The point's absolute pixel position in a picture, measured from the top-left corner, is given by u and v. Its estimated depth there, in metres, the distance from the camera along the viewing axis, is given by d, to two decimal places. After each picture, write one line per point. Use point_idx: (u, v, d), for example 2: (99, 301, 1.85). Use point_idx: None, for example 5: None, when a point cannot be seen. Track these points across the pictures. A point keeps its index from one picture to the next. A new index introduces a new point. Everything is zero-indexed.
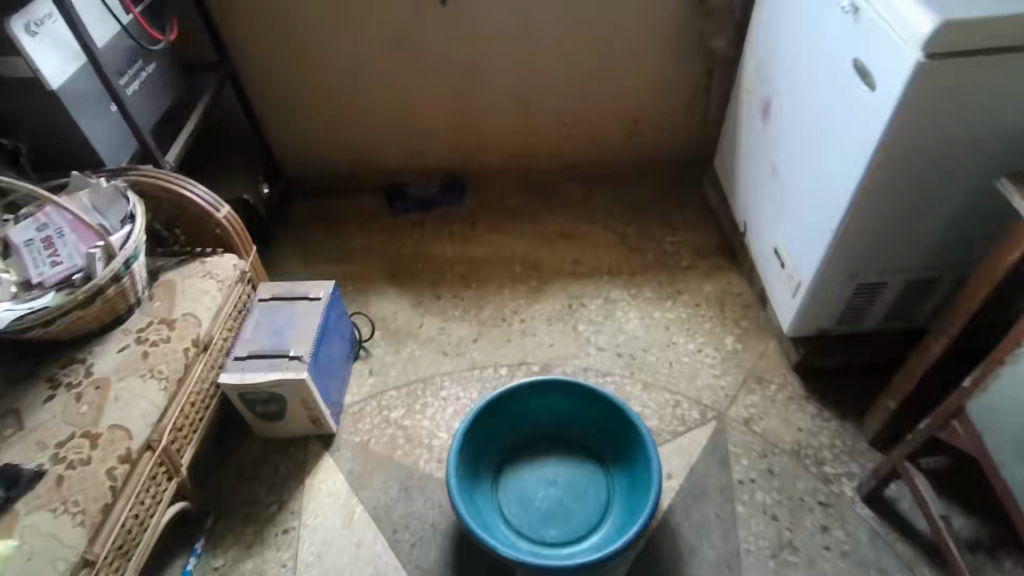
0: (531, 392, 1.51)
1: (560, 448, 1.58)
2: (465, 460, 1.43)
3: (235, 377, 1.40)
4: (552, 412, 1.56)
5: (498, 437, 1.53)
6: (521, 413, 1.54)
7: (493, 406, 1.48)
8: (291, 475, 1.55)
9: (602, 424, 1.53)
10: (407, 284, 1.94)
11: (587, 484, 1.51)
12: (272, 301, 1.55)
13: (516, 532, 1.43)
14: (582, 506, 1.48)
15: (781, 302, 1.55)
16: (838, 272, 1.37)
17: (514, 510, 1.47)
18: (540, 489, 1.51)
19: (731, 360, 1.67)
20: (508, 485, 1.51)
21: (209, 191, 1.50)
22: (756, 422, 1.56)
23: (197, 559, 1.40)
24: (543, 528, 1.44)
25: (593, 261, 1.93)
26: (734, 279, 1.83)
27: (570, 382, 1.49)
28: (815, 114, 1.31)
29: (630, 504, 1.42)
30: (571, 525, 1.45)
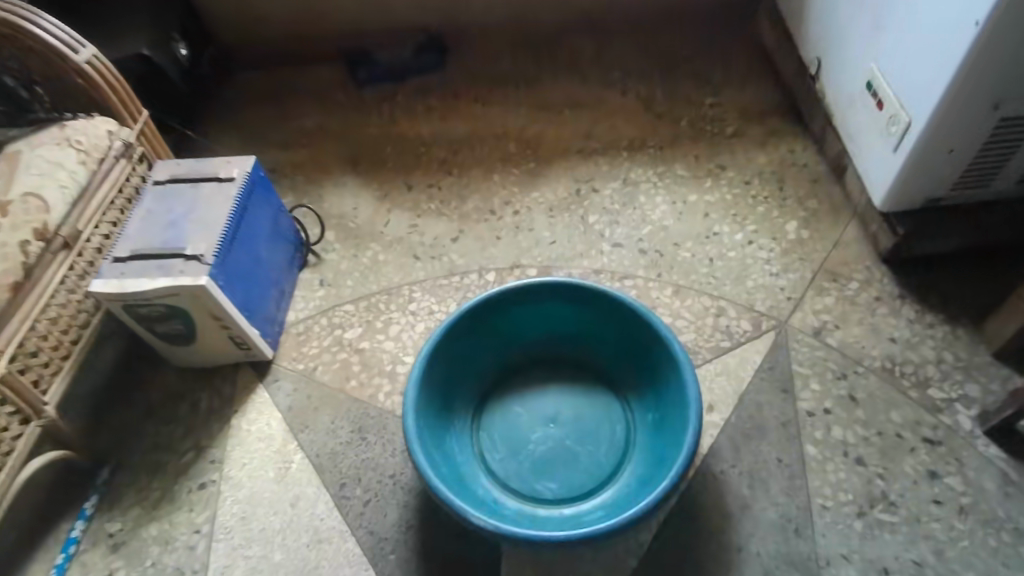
0: (520, 299, 1.10)
1: (562, 374, 1.18)
2: (432, 391, 1.05)
3: (110, 285, 1.02)
4: (551, 326, 1.16)
5: (479, 360, 1.14)
6: (509, 329, 1.15)
7: (468, 319, 1.08)
8: (213, 414, 1.19)
9: (618, 339, 1.13)
10: (370, 174, 1.52)
11: (598, 421, 1.13)
12: (168, 184, 1.14)
13: (501, 486, 1.07)
14: (592, 450, 1.10)
15: (879, 155, 1.10)
16: (979, 91, 0.92)
17: (500, 456, 1.10)
18: (535, 428, 1.13)
19: (794, 253, 1.24)
20: (492, 423, 1.14)
21: (64, 26, 1.08)
22: (830, 333, 1.14)
23: (87, 524, 1.08)
24: (539, 481, 1.07)
25: (609, 134, 1.49)
26: (797, 148, 1.37)
27: (572, 284, 1.08)
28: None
29: (657, 448, 1.04)
30: (577, 477, 1.07)
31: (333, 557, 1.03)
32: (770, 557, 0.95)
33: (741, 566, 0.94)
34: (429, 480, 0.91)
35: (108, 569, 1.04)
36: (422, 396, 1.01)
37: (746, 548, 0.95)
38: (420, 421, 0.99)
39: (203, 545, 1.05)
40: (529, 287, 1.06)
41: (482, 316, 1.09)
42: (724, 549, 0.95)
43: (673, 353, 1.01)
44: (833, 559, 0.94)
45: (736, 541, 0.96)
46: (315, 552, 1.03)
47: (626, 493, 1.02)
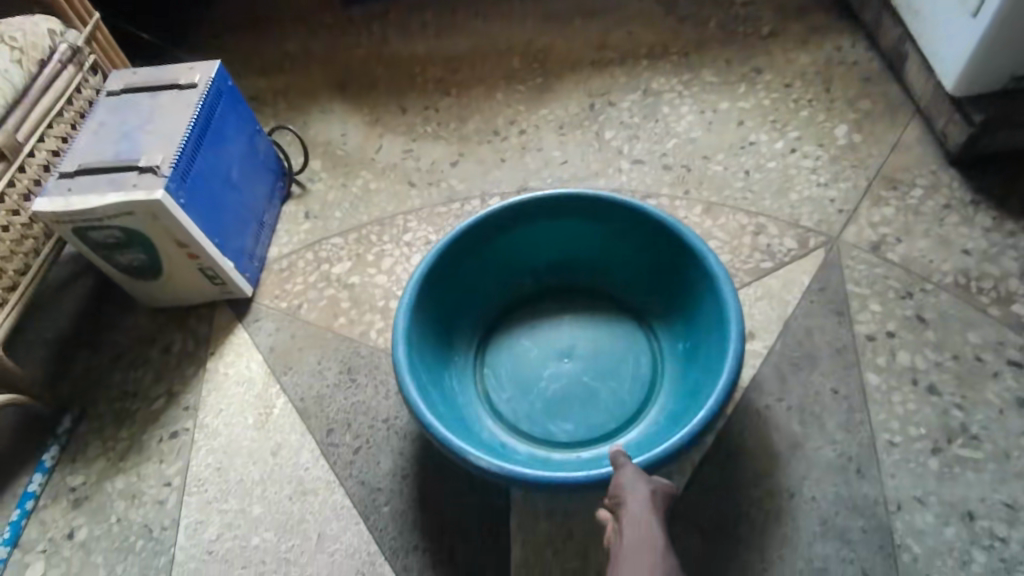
0: (526, 215, 0.95)
1: (576, 302, 1.03)
2: (427, 320, 0.91)
3: (55, 204, 0.89)
4: (564, 248, 1.01)
5: (481, 288, 1.00)
6: (515, 252, 1.00)
7: (466, 238, 0.93)
8: (187, 357, 1.06)
9: (643, 260, 0.98)
10: (359, 99, 1.37)
11: (620, 354, 0.98)
12: (123, 94, 1.00)
13: (508, 428, 0.93)
14: (613, 387, 0.95)
15: (958, 25, 0.94)
16: None
17: (507, 396, 0.96)
18: (546, 363, 0.98)
19: (844, 160, 1.07)
20: (497, 359, 0.99)
21: None
22: (891, 248, 0.97)
23: (47, 478, 0.96)
24: (553, 423, 0.93)
25: (626, 42, 1.31)
26: (844, 45, 1.19)
27: (586, 194, 0.92)
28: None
29: (688, 380, 0.89)
30: (596, 417, 0.93)
31: (320, 510, 0.90)
32: (829, 501, 0.80)
33: (794, 512, 0.80)
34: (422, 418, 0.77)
35: (69, 526, 0.92)
36: (415, 327, 0.87)
37: (798, 491, 0.81)
38: (414, 354, 0.85)
39: (174, 499, 0.93)
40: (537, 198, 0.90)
41: (483, 236, 0.94)
42: (773, 494, 0.81)
43: (707, 268, 0.85)
44: (905, 503, 0.79)
45: (787, 484, 0.81)
46: (299, 505, 0.91)
47: (654, 431, 0.88)
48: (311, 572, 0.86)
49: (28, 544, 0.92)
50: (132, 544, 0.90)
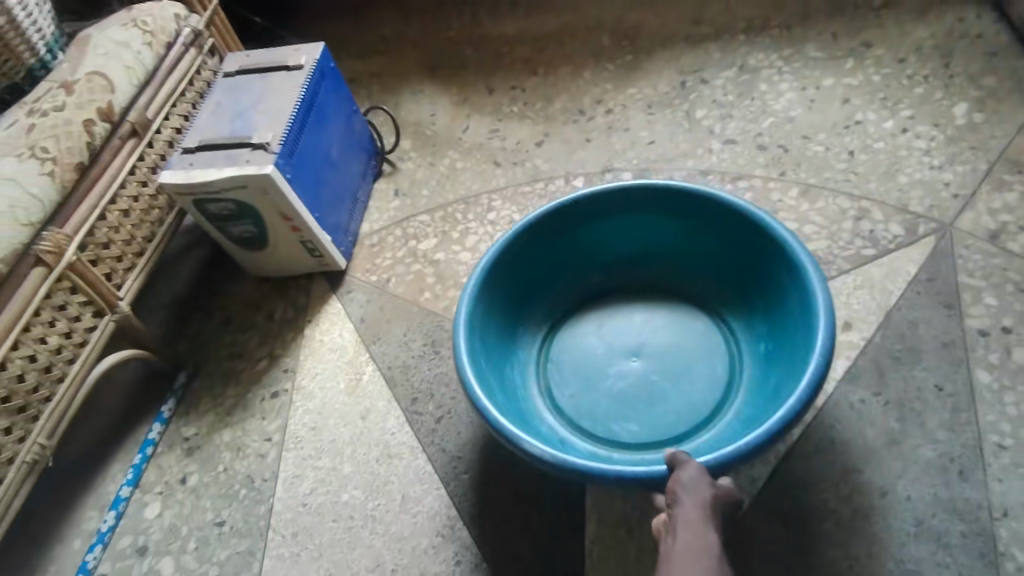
0: (601, 206, 0.95)
1: (649, 300, 1.02)
2: (493, 306, 0.92)
3: (179, 176, 0.97)
4: (641, 243, 1.00)
5: (549, 281, 1.00)
6: (588, 245, 0.99)
7: (537, 227, 0.94)
8: (287, 324, 1.14)
9: (726, 255, 0.95)
10: (449, 80, 1.40)
11: (693, 354, 0.95)
12: (236, 75, 1.08)
13: (571, 424, 0.92)
14: (685, 387, 0.92)
15: None
16: None
17: (570, 392, 0.95)
18: (614, 361, 0.96)
19: (963, 141, 0.99)
20: (561, 355, 0.99)
21: None
22: (1012, 236, 0.90)
23: (165, 427, 1.06)
24: (619, 423, 0.91)
25: (723, 18, 1.26)
26: (968, 17, 1.10)
27: (664, 185, 0.91)
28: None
29: (768, 384, 0.85)
30: (665, 419, 0.90)
31: (404, 473, 0.95)
32: (926, 502, 0.76)
33: (885, 511, 0.76)
34: (483, 403, 0.77)
35: (183, 472, 1.02)
36: (479, 312, 0.88)
37: (892, 489, 0.77)
38: (477, 338, 0.86)
39: (274, 454, 1.00)
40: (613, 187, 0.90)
41: (554, 226, 0.94)
42: (863, 490, 0.78)
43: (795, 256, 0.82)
44: (1013, 510, 0.74)
45: (879, 481, 0.78)
46: (385, 467, 0.96)
47: (728, 434, 0.84)
48: (394, 530, 0.91)
49: (147, 485, 1.01)
50: (236, 491, 0.98)
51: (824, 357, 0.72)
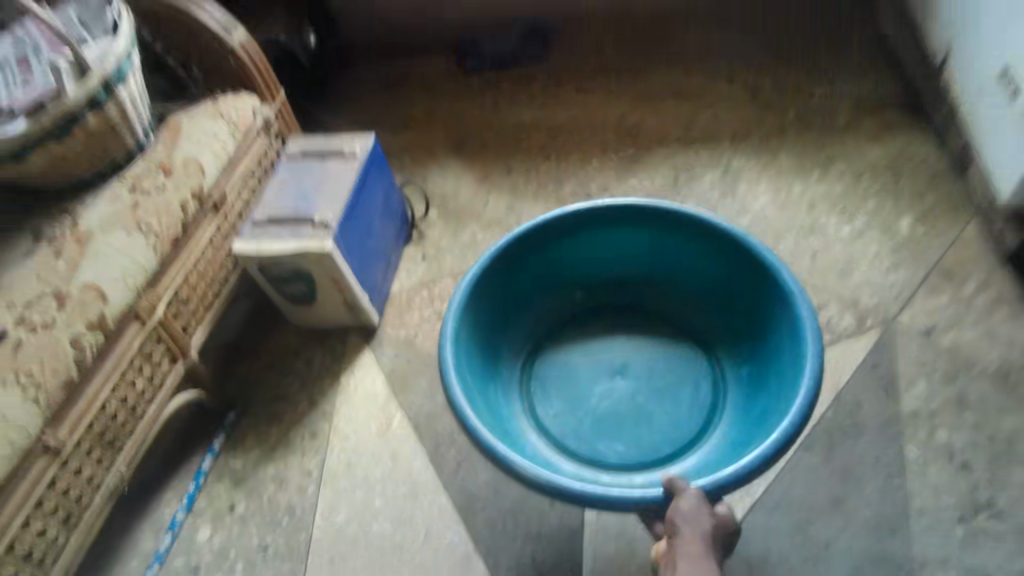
0: (583, 229, 1.11)
1: (630, 322, 1.20)
2: (485, 315, 1.07)
3: (249, 246, 1.15)
4: (622, 264, 1.18)
5: (535, 300, 1.17)
6: (569, 267, 1.17)
7: (523, 250, 1.09)
8: (325, 371, 1.30)
9: (700, 275, 1.13)
10: (472, 158, 1.59)
11: (671, 376, 1.13)
12: (299, 158, 1.28)
13: (563, 438, 1.08)
14: (668, 406, 1.10)
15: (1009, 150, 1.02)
16: None
17: (557, 407, 1.11)
18: (597, 382, 1.14)
19: (906, 250, 1.19)
20: (547, 373, 1.16)
21: (224, 12, 1.22)
22: (942, 334, 1.09)
23: (215, 460, 1.21)
24: (607, 441, 1.07)
25: (711, 124, 1.48)
26: (914, 142, 1.32)
27: (647, 209, 1.07)
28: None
29: (753, 404, 1.00)
30: (648, 441, 1.07)
31: (428, 509, 1.10)
32: (861, 552, 0.93)
33: (828, 559, 0.93)
34: (472, 421, 0.87)
35: (231, 500, 1.16)
36: (472, 333, 1.03)
37: (835, 542, 0.94)
38: (468, 355, 1.01)
39: (313, 487, 1.16)
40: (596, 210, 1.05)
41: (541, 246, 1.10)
42: (812, 541, 0.95)
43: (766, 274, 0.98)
44: (930, 563, 0.91)
45: (825, 534, 0.95)
46: (411, 503, 1.11)
47: (719, 457, 0.99)
48: (419, 560, 1.06)
49: (199, 510, 1.16)
50: (279, 519, 1.13)
51: (812, 384, 0.84)
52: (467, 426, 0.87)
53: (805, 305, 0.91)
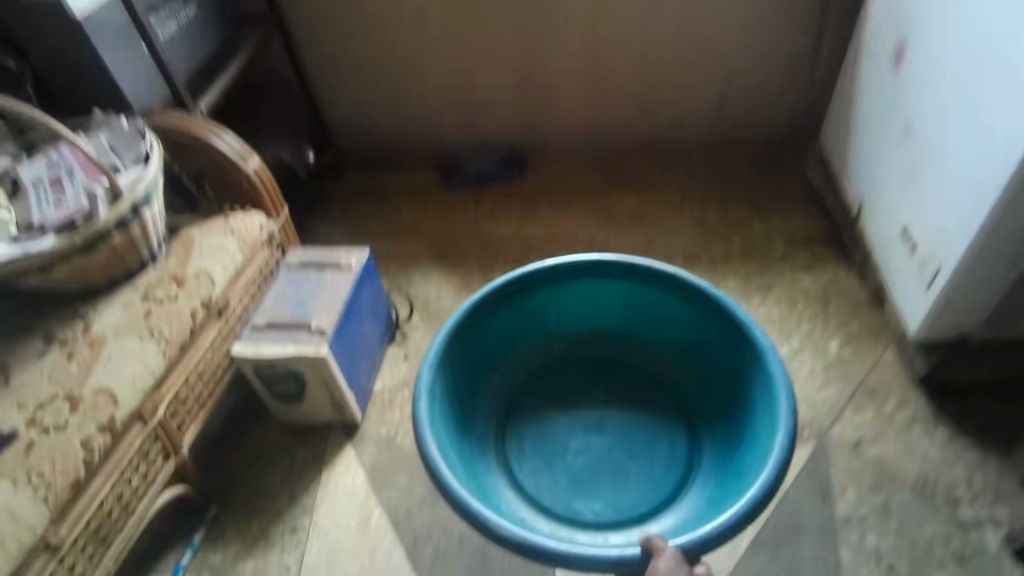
0: (559, 284, 1.26)
1: (603, 376, 1.35)
2: (462, 366, 1.20)
3: (249, 349, 1.25)
4: (595, 320, 1.34)
5: (515, 354, 1.32)
6: (547, 321, 1.33)
7: (503, 304, 1.23)
8: (307, 467, 1.36)
9: (669, 328, 1.29)
10: (451, 265, 1.72)
11: (645, 432, 1.27)
12: (298, 267, 1.40)
13: (542, 491, 1.20)
14: (644, 462, 1.23)
15: (917, 298, 1.20)
16: (994, 256, 1.04)
17: (534, 462, 1.24)
18: (572, 437, 1.27)
19: (835, 369, 1.36)
20: (527, 425, 1.29)
21: (240, 140, 1.36)
22: (868, 446, 1.25)
23: (194, 554, 1.24)
24: (584, 498, 1.19)
25: (667, 247, 1.65)
26: (840, 273, 1.52)
27: (625, 264, 1.22)
28: (970, 43, 0.98)
29: (730, 458, 1.13)
30: (625, 498, 1.18)
31: None
32: None
33: None
34: (448, 478, 0.97)
35: None
36: (452, 389, 1.16)
37: None
38: (448, 412, 1.13)
39: None
40: (567, 269, 1.21)
41: (517, 300, 1.24)
42: None
43: (732, 328, 1.14)
44: None
45: None
46: None
47: (696, 509, 1.11)
48: None
49: None
50: None
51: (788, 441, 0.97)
52: (442, 482, 0.97)
53: (778, 359, 1.05)
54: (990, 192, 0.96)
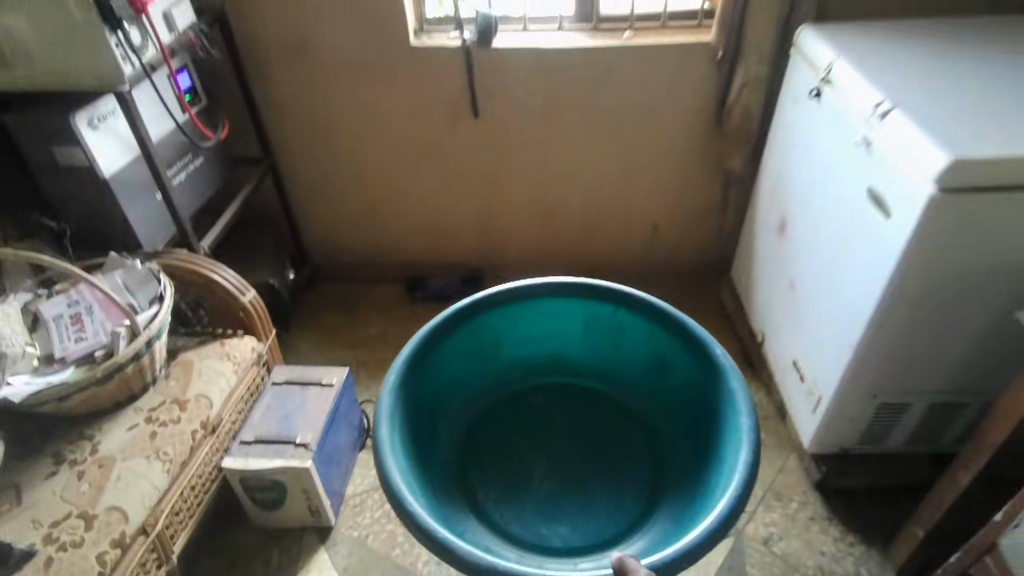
0: (519, 310, 1.39)
1: (566, 401, 1.46)
2: (424, 390, 1.29)
3: (238, 462, 1.40)
4: (555, 347, 1.47)
5: (478, 380, 1.44)
6: (508, 350, 1.45)
7: (463, 333, 1.35)
8: (282, 569, 1.49)
9: (628, 353, 1.43)
10: None
11: (610, 457, 1.36)
12: (283, 385, 1.58)
13: (509, 517, 1.26)
14: (609, 488, 1.31)
15: (804, 419, 1.47)
16: (859, 393, 1.31)
17: (499, 487, 1.31)
18: (536, 465, 1.35)
19: None
20: (492, 451, 1.37)
21: (237, 275, 1.55)
22: (775, 543, 1.47)
23: None
24: (552, 525, 1.25)
25: None
26: (752, 388, 1.78)
27: (581, 285, 1.36)
28: (823, 241, 1.31)
29: (692, 475, 1.23)
30: (590, 523, 1.25)
31: None
32: None
33: None
34: (412, 504, 1.02)
35: None
36: (415, 407, 1.25)
37: None
38: (410, 440, 1.20)
39: None
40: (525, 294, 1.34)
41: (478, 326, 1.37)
42: None
43: (694, 349, 1.27)
44: None
45: None
46: None
47: (663, 528, 1.17)
48: None
49: None
50: None
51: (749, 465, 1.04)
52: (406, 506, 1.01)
53: (739, 380, 1.17)
54: (847, 347, 1.25)
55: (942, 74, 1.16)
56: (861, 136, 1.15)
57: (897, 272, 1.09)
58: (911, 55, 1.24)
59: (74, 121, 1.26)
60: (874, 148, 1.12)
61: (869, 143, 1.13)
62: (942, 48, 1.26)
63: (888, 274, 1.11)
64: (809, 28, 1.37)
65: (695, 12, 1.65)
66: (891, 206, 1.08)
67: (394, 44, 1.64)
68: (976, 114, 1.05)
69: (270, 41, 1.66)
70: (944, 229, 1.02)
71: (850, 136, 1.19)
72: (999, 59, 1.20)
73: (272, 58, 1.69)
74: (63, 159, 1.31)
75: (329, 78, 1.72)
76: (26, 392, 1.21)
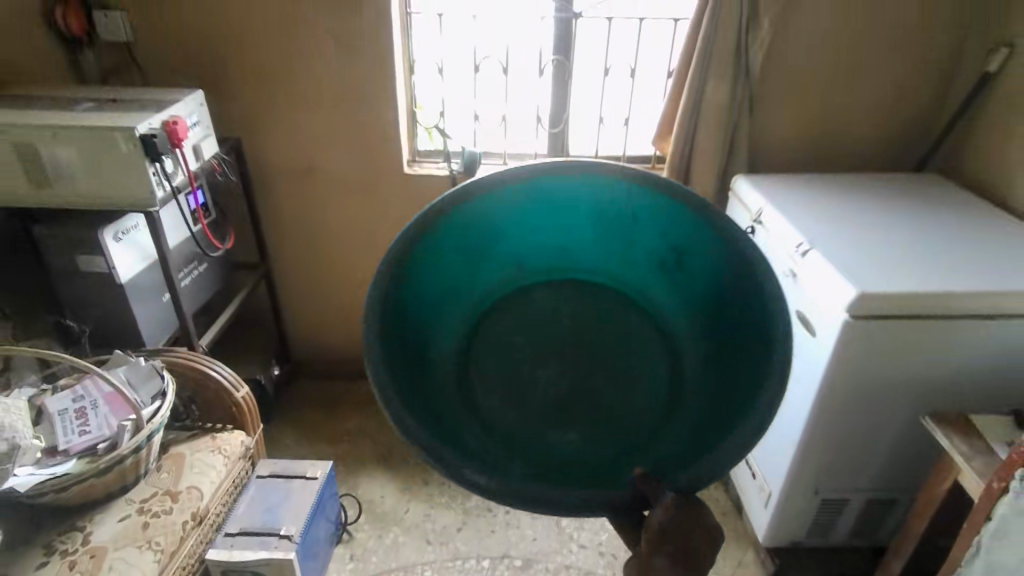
0: (502, 208, 0.92)
1: (574, 306, 1.05)
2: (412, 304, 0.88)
3: (222, 554, 1.46)
4: (557, 247, 1.01)
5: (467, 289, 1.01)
6: (497, 248, 0.99)
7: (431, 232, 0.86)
8: None
9: (654, 247, 0.95)
10: (396, 471, 1.99)
11: (632, 364, 1.02)
12: (268, 478, 1.66)
13: (502, 435, 0.94)
14: (630, 399, 0.99)
15: (757, 515, 1.59)
16: (802, 488, 1.44)
17: (494, 400, 0.99)
18: (540, 382, 1.01)
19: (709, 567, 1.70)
20: (490, 367, 1.02)
21: (231, 372, 1.66)
22: None
23: None
24: (557, 438, 0.95)
25: None
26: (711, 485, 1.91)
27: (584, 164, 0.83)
28: None
29: (722, 387, 0.90)
30: (605, 437, 0.96)
31: None
32: None
33: None
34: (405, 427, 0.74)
35: None
36: (404, 329, 0.86)
37: None
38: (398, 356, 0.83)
39: None
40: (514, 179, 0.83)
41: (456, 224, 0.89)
42: None
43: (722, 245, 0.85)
44: None
45: None
46: None
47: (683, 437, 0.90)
48: None
49: None
50: None
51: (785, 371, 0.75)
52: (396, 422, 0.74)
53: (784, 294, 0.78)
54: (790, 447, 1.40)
55: (857, 226, 1.39)
56: (788, 268, 1.37)
57: (823, 381, 1.27)
58: (828, 207, 1.48)
59: (100, 235, 1.42)
60: (798, 277, 1.33)
61: (794, 274, 1.35)
62: (873, 201, 1.52)
63: (819, 382, 1.28)
64: (742, 177, 1.64)
65: (649, 156, 1.93)
66: (815, 326, 1.28)
67: (390, 171, 1.87)
68: (885, 263, 1.25)
69: (278, 166, 1.88)
70: (857, 345, 1.21)
71: (780, 267, 1.40)
72: (908, 212, 1.46)
73: (278, 180, 1.90)
74: (82, 266, 1.46)
75: (329, 196, 1.92)
76: (31, 482, 1.28)
